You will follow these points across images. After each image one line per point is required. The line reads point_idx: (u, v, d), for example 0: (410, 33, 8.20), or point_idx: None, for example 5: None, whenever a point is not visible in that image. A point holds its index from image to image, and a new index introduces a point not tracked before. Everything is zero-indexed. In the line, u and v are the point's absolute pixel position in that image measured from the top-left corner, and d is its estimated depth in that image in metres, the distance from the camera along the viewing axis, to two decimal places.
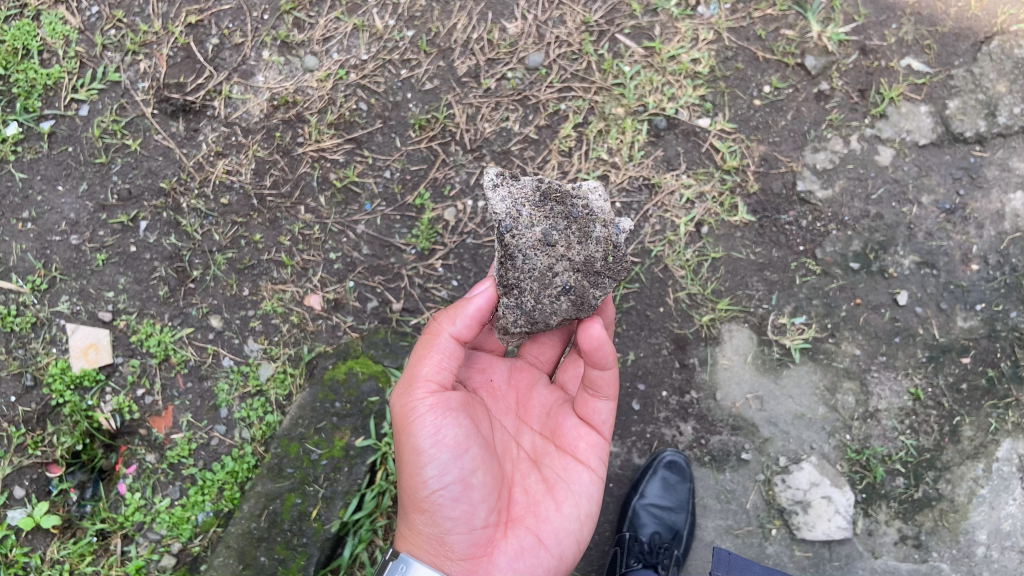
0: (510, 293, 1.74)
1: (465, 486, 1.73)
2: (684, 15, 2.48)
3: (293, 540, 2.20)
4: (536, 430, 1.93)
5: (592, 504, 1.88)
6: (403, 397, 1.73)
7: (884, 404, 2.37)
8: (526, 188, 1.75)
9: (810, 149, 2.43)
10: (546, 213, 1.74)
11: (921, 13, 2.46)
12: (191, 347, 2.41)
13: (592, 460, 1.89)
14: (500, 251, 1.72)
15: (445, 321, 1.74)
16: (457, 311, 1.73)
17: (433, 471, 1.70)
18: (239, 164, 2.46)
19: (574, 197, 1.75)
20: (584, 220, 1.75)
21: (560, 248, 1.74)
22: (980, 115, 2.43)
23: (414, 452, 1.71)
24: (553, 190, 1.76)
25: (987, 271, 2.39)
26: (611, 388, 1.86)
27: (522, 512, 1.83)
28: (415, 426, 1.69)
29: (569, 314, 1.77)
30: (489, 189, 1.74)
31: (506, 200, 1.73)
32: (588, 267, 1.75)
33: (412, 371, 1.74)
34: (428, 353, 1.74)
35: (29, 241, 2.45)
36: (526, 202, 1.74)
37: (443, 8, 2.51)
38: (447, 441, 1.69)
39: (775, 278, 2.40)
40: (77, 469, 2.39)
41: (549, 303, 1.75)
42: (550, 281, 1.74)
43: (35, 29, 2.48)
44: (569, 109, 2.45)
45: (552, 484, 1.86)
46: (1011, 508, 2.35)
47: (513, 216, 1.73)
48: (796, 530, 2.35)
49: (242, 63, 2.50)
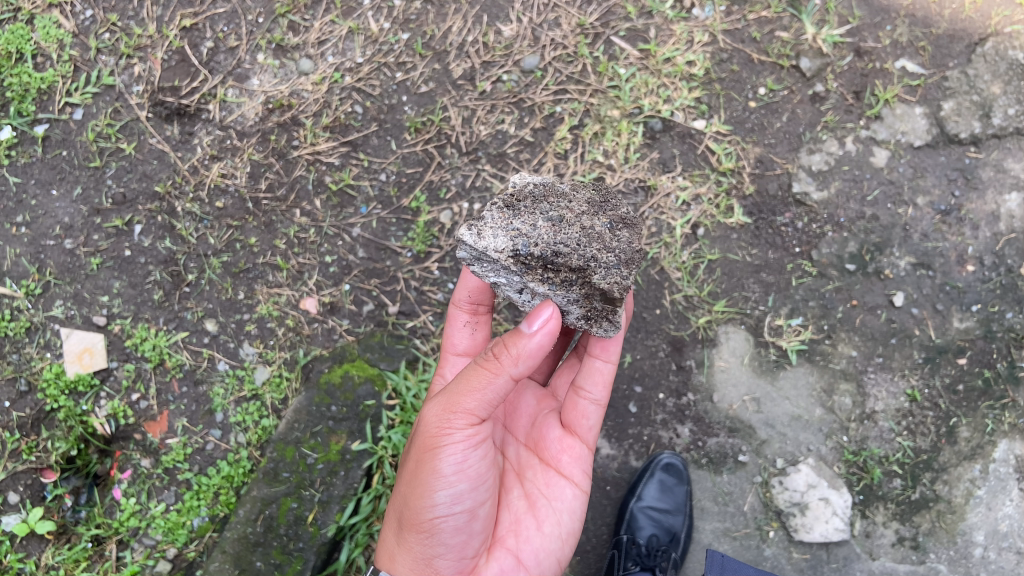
0: (595, 272, 1.60)
1: (471, 516, 1.71)
2: (679, 17, 2.48)
3: (289, 545, 2.19)
4: (522, 442, 1.95)
5: (573, 521, 1.87)
6: (436, 422, 1.63)
7: (880, 405, 2.37)
8: (491, 216, 1.61)
9: (805, 151, 2.44)
10: (526, 210, 1.62)
11: (915, 15, 2.47)
12: (186, 351, 2.41)
13: (575, 475, 1.90)
14: (545, 262, 1.58)
15: (507, 362, 1.54)
16: (518, 341, 1.53)
17: (446, 497, 1.66)
18: (234, 168, 2.45)
19: (519, 184, 1.66)
20: (547, 187, 1.67)
21: (567, 214, 1.62)
22: (975, 116, 2.43)
23: (432, 476, 1.65)
24: (505, 196, 1.64)
25: (983, 272, 2.39)
26: (603, 391, 1.91)
27: (505, 532, 1.83)
28: (442, 452, 1.63)
29: (635, 235, 1.65)
30: (478, 245, 1.57)
31: (496, 235, 1.58)
32: (599, 200, 1.68)
33: (453, 397, 1.60)
34: (483, 388, 1.56)
35: (23, 246, 2.44)
36: (507, 219, 1.60)
37: (438, 11, 2.51)
38: (469, 471, 1.66)
39: (771, 279, 2.40)
40: (72, 474, 2.37)
41: (616, 241, 1.63)
42: (597, 230, 1.62)
43: (29, 33, 2.48)
44: (564, 111, 2.45)
45: (534, 501, 1.86)
46: (1008, 509, 2.34)
47: (520, 233, 1.58)
48: (793, 533, 2.34)
49: (236, 66, 2.50)
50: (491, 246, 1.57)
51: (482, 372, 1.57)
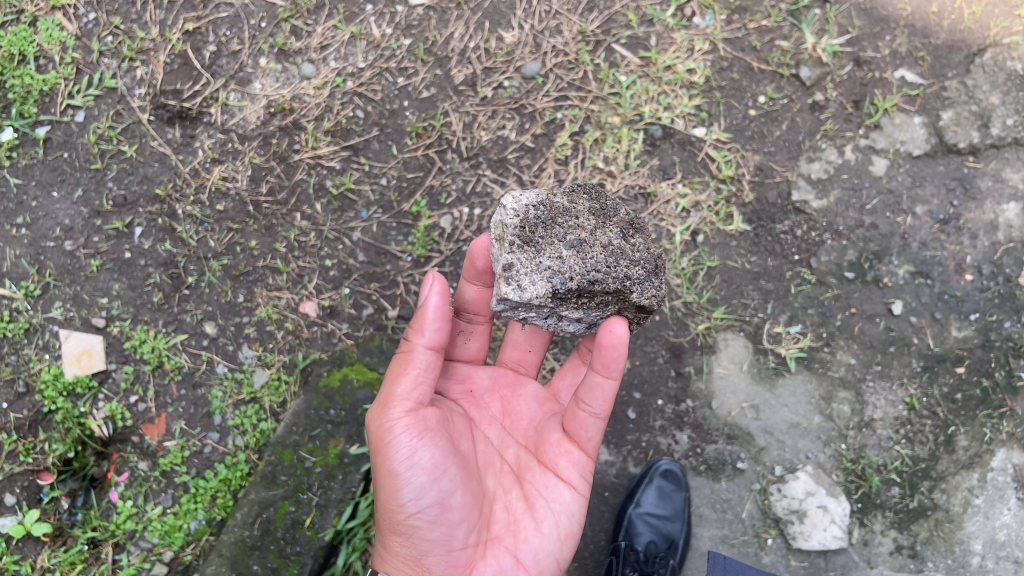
0: (632, 289, 1.63)
1: (443, 509, 1.71)
2: (680, 25, 2.49)
3: (286, 549, 2.19)
4: (521, 443, 1.91)
5: (572, 523, 1.85)
6: (379, 416, 1.71)
7: (879, 413, 2.37)
8: (518, 260, 1.58)
9: (805, 159, 2.45)
10: (545, 242, 1.60)
11: (915, 25, 2.48)
12: (185, 354, 2.40)
13: (574, 478, 1.85)
14: (584, 290, 1.59)
15: (417, 335, 1.74)
16: (419, 318, 1.73)
17: (410, 494, 1.69)
18: (235, 171, 2.46)
19: (524, 215, 1.61)
20: (550, 210, 1.64)
21: (584, 234, 1.63)
22: (974, 127, 2.45)
23: (390, 476, 1.70)
24: (518, 233, 1.59)
25: (981, 281, 2.40)
26: (602, 405, 1.76)
27: (501, 531, 1.81)
28: (390, 448, 1.68)
29: (646, 238, 1.69)
30: (523, 297, 1.55)
31: (533, 280, 1.56)
32: (601, 209, 1.68)
33: (386, 390, 1.74)
34: (406, 369, 1.73)
35: (23, 247, 2.44)
36: (535, 259, 1.58)
37: (440, 18, 2.52)
38: (423, 463, 1.68)
39: (770, 287, 2.41)
40: (69, 477, 2.37)
41: (635, 250, 1.66)
42: (617, 245, 1.64)
43: (31, 35, 2.48)
44: (565, 118, 2.46)
45: (532, 501, 1.84)
46: (1005, 518, 2.34)
47: (554, 271, 1.57)
48: (792, 540, 2.34)
49: (239, 70, 2.50)
50: (535, 293, 1.56)
51: (404, 356, 1.76)
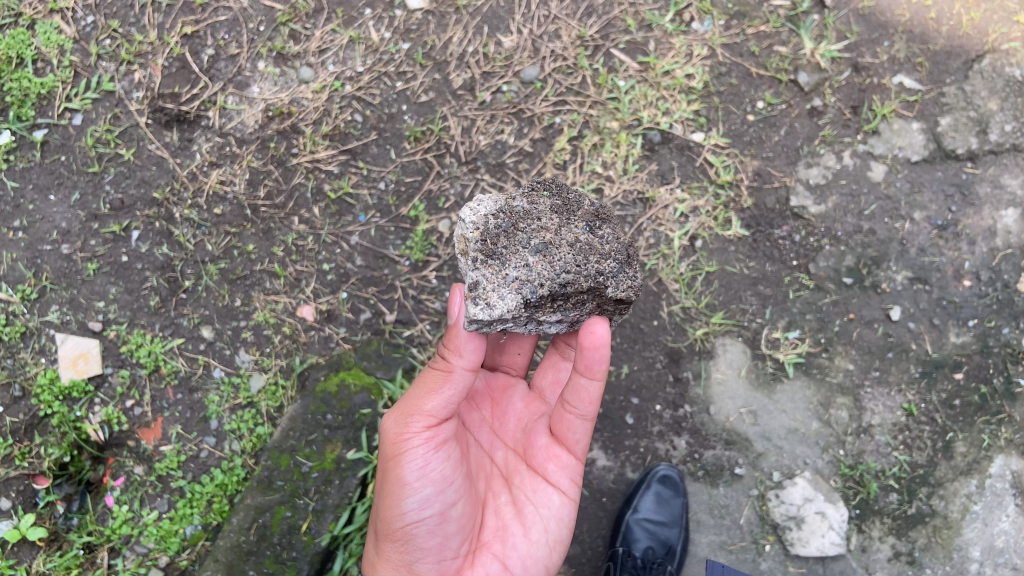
0: (606, 285, 1.61)
1: (443, 519, 1.74)
2: (679, 30, 2.49)
3: (282, 554, 2.18)
4: (509, 446, 1.91)
5: (561, 528, 1.84)
6: (399, 425, 1.69)
7: (877, 419, 2.37)
8: (483, 276, 1.57)
9: (803, 164, 2.45)
10: (509, 252, 1.58)
11: (913, 31, 2.48)
12: (182, 358, 2.40)
13: (562, 483, 1.84)
14: (557, 294, 1.57)
15: (455, 357, 1.64)
16: (454, 337, 1.62)
17: (414, 504, 1.70)
18: (233, 175, 2.45)
19: (483, 227, 1.59)
20: (510, 216, 1.61)
21: (548, 236, 1.59)
22: (972, 132, 2.45)
23: (398, 484, 1.70)
24: (480, 247, 1.58)
25: (979, 287, 2.40)
26: (588, 406, 1.76)
27: (491, 537, 1.82)
28: (404, 458, 1.67)
29: (612, 227, 1.65)
30: (494, 314, 1.54)
31: (502, 295, 1.55)
32: (564, 205, 1.65)
33: (412, 401, 1.69)
34: (440, 387, 1.66)
35: (20, 250, 2.43)
36: (501, 272, 1.56)
37: (439, 22, 2.52)
38: (433, 476, 1.69)
39: (769, 292, 2.40)
40: (64, 481, 2.36)
41: (603, 242, 1.62)
42: (584, 241, 1.61)
43: (30, 38, 2.48)
44: (563, 122, 2.46)
45: (521, 506, 1.84)
46: (1004, 525, 2.34)
47: (522, 282, 1.55)
48: (790, 546, 2.34)
49: (237, 74, 2.50)
50: (505, 308, 1.54)
51: (438, 373, 1.68)
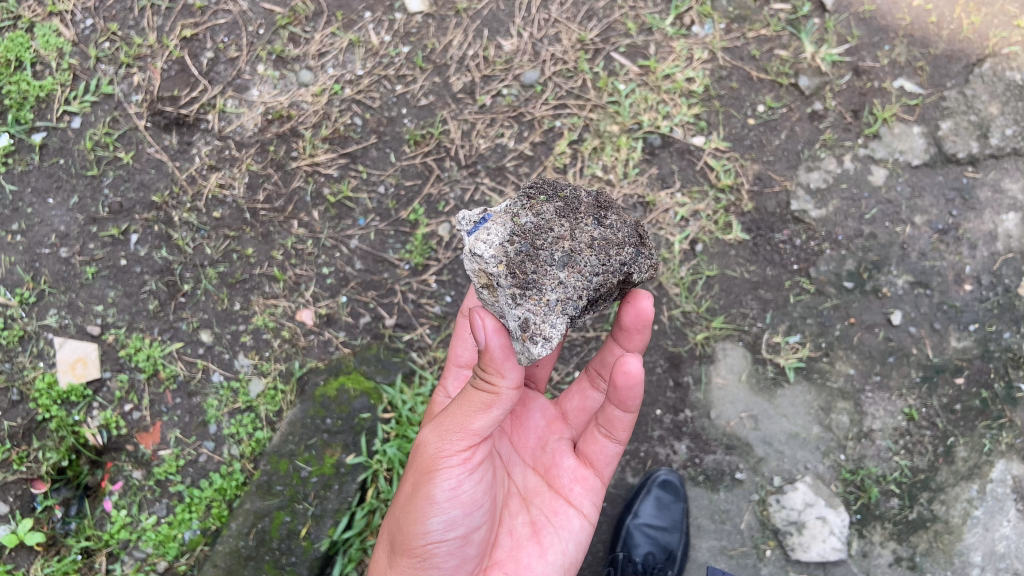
0: (634, 271, 1.59)
1: (464, 541, 1.73)
2: (679, 34, 2.49)
3: (281, 559, 2.17)
4: (530, 463, 1.93)
5: (576, 550, 1.86)
6: (436, 444, 1.65)
7: (878, 424, 2.36)
8: (528, 310, 1.51)
9: (804, 168, 2.44)
10: (541, 277, 1.53)
11: (914, 35, 2.48)
12: (180, 362, 2.39)
13: (585, 505, 1.88)
14: (595, 297, 1.56)
15: (497, 377, 1.53)
16: (491, 359, 1.50)
17: (439, 524, 1.68)
18: (232, 178, 2.44)
19: (506, 259, 1.53)
20: (524, 238, 1.55)
21: (566, 245, 1.55)
22: (973, 137, 2.44)
23: (425, 502, 1.67)
24: (513, 281, 1.52)
25: (980, 291, 2.40)
26: (623, 434, 1.84)
27: (505, 556, 1.82)
28: (437, 477, 1.64)
29: (616, 212, 1.62)
30: (553, 344, 1.52)
31: (552, 323, 1.52)
32: (566, 207, 1.60)
33: (454, 420, 1.62)
34: (487, 409, 1.56)
35: (18, 254, 2.42)
36: (541, 300, 1.51)
37: (439, 25, 2.51)
38: (463, 498, 1.67)
39: (770, 296, 2.40)
40: (63, 486, 2.33)
41: (615, 231, 1.59)
42: (599, 236, 1.57)
43: (29, 40, 2.47)
44: (564, 126, 2.46)
45: (539, 528, 1.84)
46: (1005, 530, 2.33)
47: (564, 301, 1.52)
48: (790, 552, 2.33)
49: (237, 77, 2.49)
50: (560, 334, 1.52)
51: (482, 393, 1.56)
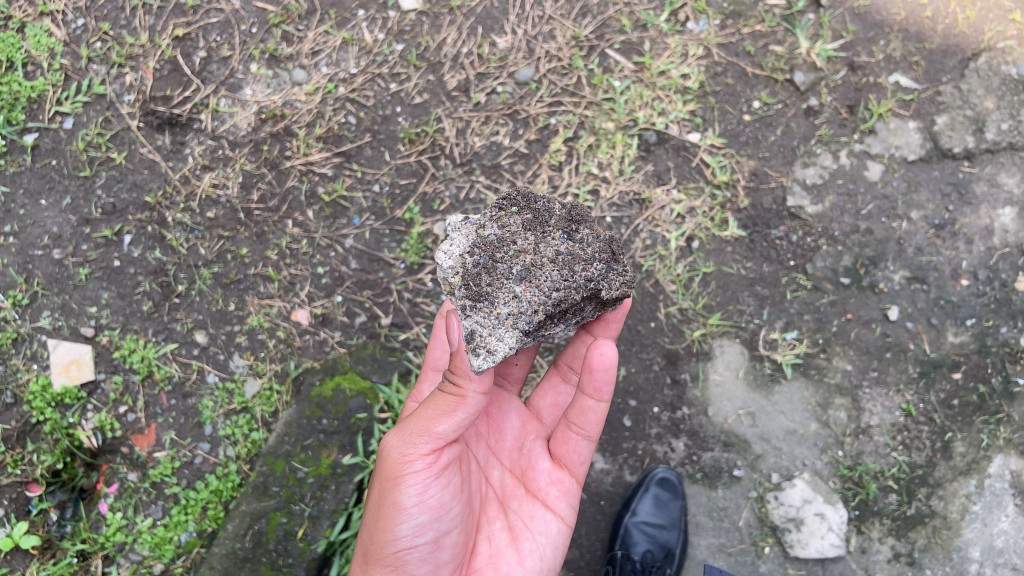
0: (600, 287, 1.61)
1: (435, 546, 1.71)
2: (674, 30, 2.48)
3: (278, 560, 2.16)
4: (506, 467, 1.92)
5: (555, 556, 1.86)
6: (401, 449, 1.64)
7: (875, 420, 2.36)
8: (477, 322, 1.56)
9: (800, 164, 2.44)
10: (495, 289, 1.57)
11: (909, 30, 2.47)
12: (175, 363, 2.37)
13: (561, 508, 1.87)
14: (554, 312, 1.58)
15: (466, 381, 1.53)
16: (459, 362, 1.52)
17: (408, 530, 1.66)
18: (226, 178, 2.43)
19: (462, 270, 1.59)
20: (484, 250, 1.60)
21: (527, 260, 1.59)
22: (969, 131, 2.44)
23: (393, 508, 1.66)
24: (466, 293, 1.58)
25: (977, 286, 2.39)
26: (594, 428, 1.83)
27: (483, 564, 1.81)
28: (403, 483, 1.63)
29: (591, 229, 1.65)
30: (498, 356, 1.53)
31: (500, 336, 1.55)
32: (535, 220, 1.64)
33: (418, 425, 1.61)
34: (452, 412, 1.56)
35: (11, 256, 2.40)
36: (492, 314, 1.56)
37: (433, 23, 2.50)
38: (430, 502, 1.66)
39: (766, 293, 2.39)
40: (58, 488, 2.31)
41: (582, 246, 1.62)
42: (563, 252, 1.60)
43: (19, 41, 2.45)
44: (559, 123, 2.45)
45: (517, 534, 1.84)
46: (1004, 525, 2.33)
47: (516, 315, 1.56)
48: (789, 548, 2.32)
49: (229, 75, 2.48)
50: (507, 347, 1.54)
51: (448, 396, 1.57)
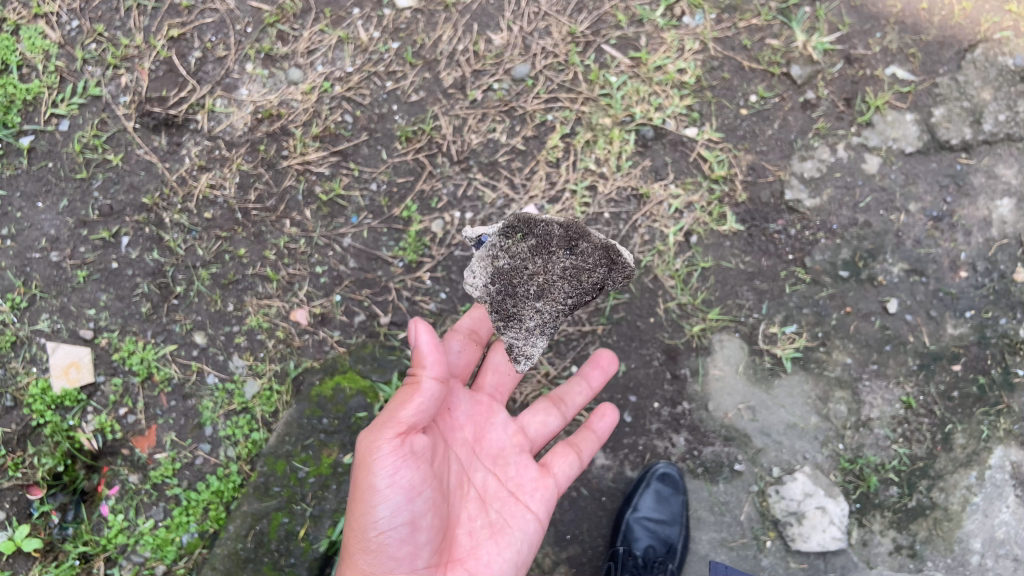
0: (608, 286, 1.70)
1: (413, 529, 1.70)
2: (670, 25, 2.48)
3: (280, 560, 2.17)
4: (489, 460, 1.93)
5: (531, 549, 1.89)
6: (382, 430, 1.66)
7: (875, 412, 2.36)
8: (512, 337, 1.70)
9: (797, 158, 2.43)
10: (520, 309, 1.69)
11: (905, 22, 2.47)
12: (174, 365, 2.37)
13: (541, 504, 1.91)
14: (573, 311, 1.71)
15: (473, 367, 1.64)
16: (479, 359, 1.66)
17: (386, 511, 1.66)
18: (223, 178, 2.43)
19: (488, 302, 1.68)
20: (500, 282, 1.67)
21: (541, 279, 1.67)
22: (966, 123, 2.44)
23: (371, 489, 1.65)
24: (497, 316, 1.69)
25: (976, 278, 2.39)
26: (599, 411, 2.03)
27: (464, 554, 1.80)
28: (381, 462, 1.64)
29: (590, 236, 1.68)
30: (535, 360, 1.71)
31: (534, 343, 1.70)
32: (537, 244, 1.65)
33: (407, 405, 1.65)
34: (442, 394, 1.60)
35: (8, 259, 2.40)
36: (523, 330, 1.69)
37: (428, 20, 2.50)
38: (407, 484, 1.66)
39: (765, 287, 2.39)
40: (59, 491, 2.30)
41: (586, 254, 1.67)
42: (572, 266, 1.66)
43: (14, 43, 2.45)
44: (556, 119, 2.44)
45: (497, 527, 1.85)
46: (1004, 516, 2.33)
47: (543, 325, 1.69)
48: (791, 542, 2.32)
49: (225, 76, 2.47)
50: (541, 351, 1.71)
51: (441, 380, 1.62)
